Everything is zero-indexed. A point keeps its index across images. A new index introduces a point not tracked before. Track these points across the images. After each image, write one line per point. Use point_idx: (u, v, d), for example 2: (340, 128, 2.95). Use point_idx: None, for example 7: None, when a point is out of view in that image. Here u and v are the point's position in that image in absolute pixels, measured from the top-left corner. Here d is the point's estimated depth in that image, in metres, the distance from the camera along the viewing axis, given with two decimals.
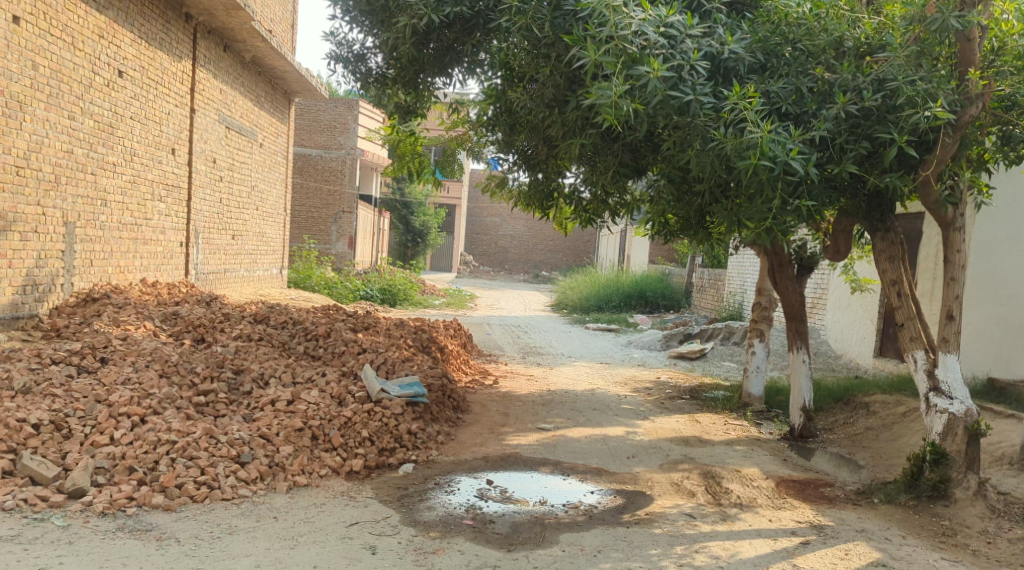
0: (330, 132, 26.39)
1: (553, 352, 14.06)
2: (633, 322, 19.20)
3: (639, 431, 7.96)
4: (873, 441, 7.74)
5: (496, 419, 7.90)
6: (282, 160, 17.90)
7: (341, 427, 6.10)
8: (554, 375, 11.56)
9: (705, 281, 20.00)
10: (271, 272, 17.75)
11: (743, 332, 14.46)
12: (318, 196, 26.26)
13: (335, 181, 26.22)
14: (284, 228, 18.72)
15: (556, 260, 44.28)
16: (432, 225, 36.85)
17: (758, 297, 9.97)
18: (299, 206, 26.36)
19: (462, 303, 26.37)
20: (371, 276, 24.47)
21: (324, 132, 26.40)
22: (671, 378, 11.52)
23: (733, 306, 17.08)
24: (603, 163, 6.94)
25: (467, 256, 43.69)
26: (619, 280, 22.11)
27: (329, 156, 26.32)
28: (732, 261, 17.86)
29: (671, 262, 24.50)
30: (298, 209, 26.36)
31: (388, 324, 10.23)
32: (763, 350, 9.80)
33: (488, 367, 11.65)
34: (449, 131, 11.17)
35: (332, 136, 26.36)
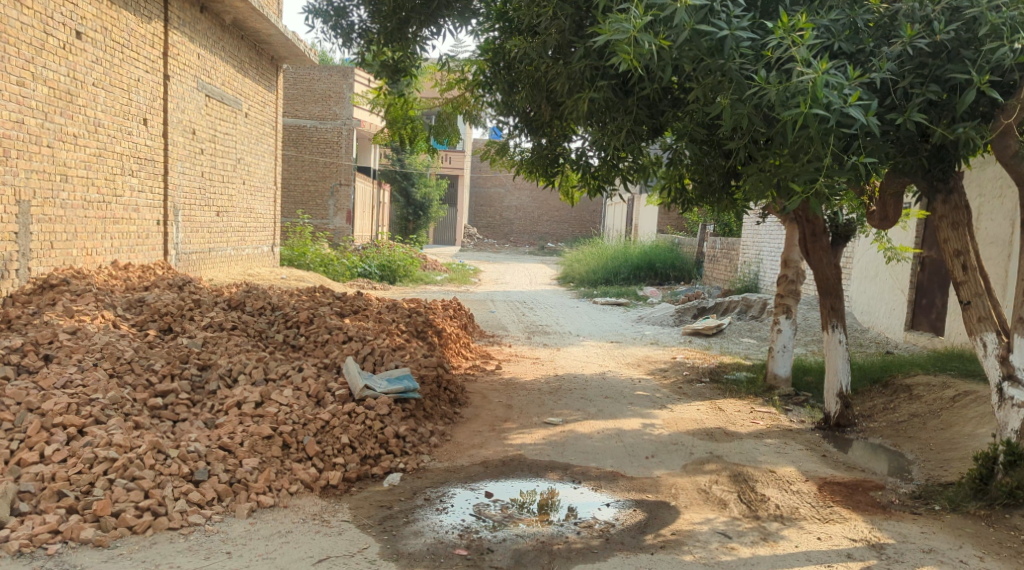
0: (324, 103, 25.36)
1: (560, 331, 13.22)
2: (643, 296, 18.37)
3: (657, 423, 7.13)
4: (920, 430, 6.90)
5: (498, 413, 7.10)
6: (269, 130, 17.09)
7: (318, 432, 5.28)
8: (561, 357, 10.75)
9: (717, 251, 19.12)
10: (260, 250, 16.99)
11: (761, 306, 13.63)
12: (313, 168, 25.35)
13: (330, 153, 25.31)
14: (274, 203, 17.94)
15: (562, 231, 43.38)
16: (434, 197, 35.96)
17: (783, 270, 9.12)
18: (294, 179, 25.45)
19: (465, 278, 25.58)
20: (370, 251, 23.67)
21: (318, 102, 25.36)
22: (687, 358, 10.69)
23: (749, 277, 16.22)
24: (616, 121, 6.05)
25: (471, 228, 42.82)
26: (627, 251, 21.26)
27: (324, 127, 25.37)
28: (747, 230, 16.98)
29: (682, 232, 23.61)
30: (293, 183, 25.50)
31: (379, 306, 9.38)
32: (790, 328, 9.00)
33: (490, 350, 10.84)
34: (444, 93, 10.21)
35: (327, 106, 25.36)
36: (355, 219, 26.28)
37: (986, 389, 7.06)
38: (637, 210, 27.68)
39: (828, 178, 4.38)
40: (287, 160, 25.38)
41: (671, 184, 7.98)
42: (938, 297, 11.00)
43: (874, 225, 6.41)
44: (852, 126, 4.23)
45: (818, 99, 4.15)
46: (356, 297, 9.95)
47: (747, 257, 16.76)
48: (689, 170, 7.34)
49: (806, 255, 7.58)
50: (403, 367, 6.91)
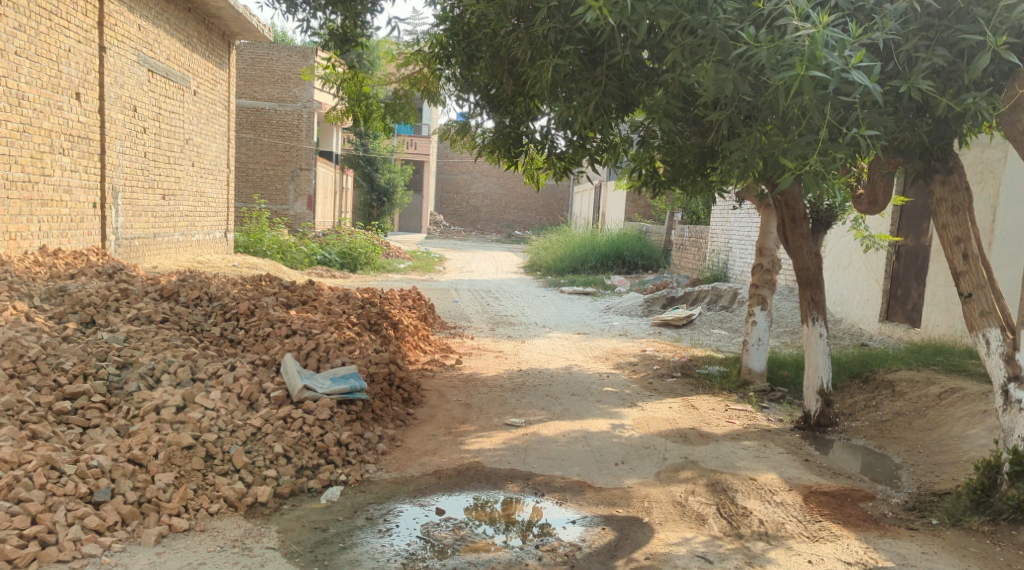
0: (283, 84, 24.37)
1: (525, 321, 12.67)
2: (611, 284, 17.89)
3: (626, 424, 6.62)
4: (906, 430, 6.46)
5: (455, 414, 6.53)
6: (221, 110, 16.35)
7: (247, 440, 4.66)
8: (526, 349, 10.20)
9: (685, 239, 18.68)
10: (210, 236, 16.28)
11: (732, 295, 13.21)
12: (272, 152, 24.47)
13: (290, 136, 24.44)
14: (227, 186, 17.20)
15: (529, 218, 42.86)
16: (398, 183, 35.18)
17: (759, 259, 8.66)
18: (252, 163, 24.54)
19: (429, 266, 24.94)
20: (331, 238, 22.93)
21: (277, 83, 24.36)
22: (657, 351, 10.20)
23: (718, 266, 15.81)
24: (585, 92, 5.48)
25: (437, 215, 42.09)
26: (595, 239, 20.77)
27: (284, 109, 24.41)
28: (716, 217, 16.54)
29: (650, 219, 23.21)
30: (251, 167, 24.63)
31: (329, 296, 8.73)
32: (764, 320, 8.55)
33: (450, 343, 10.26)
34: (401, 68, 9.51)
35: (287, 88, 24.39)
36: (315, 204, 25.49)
37: (974, 387, 6.63)
38: (605, 197, 27.20)
39: (823, 155, 3.88)
40: (244, 142, 24.44)
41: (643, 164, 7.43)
42: (914, 288, 10.64)
43: (862, 210, 5.96)
44: (851, 94, 3.73)
45: (815, 61, 3.65)
46: (307, 287, 9.29)
47: (716, 245, 16.33)
48: (662, 148, 6.81)
49: (786, 243, 7.10)
50: (350, 365, 6.30)
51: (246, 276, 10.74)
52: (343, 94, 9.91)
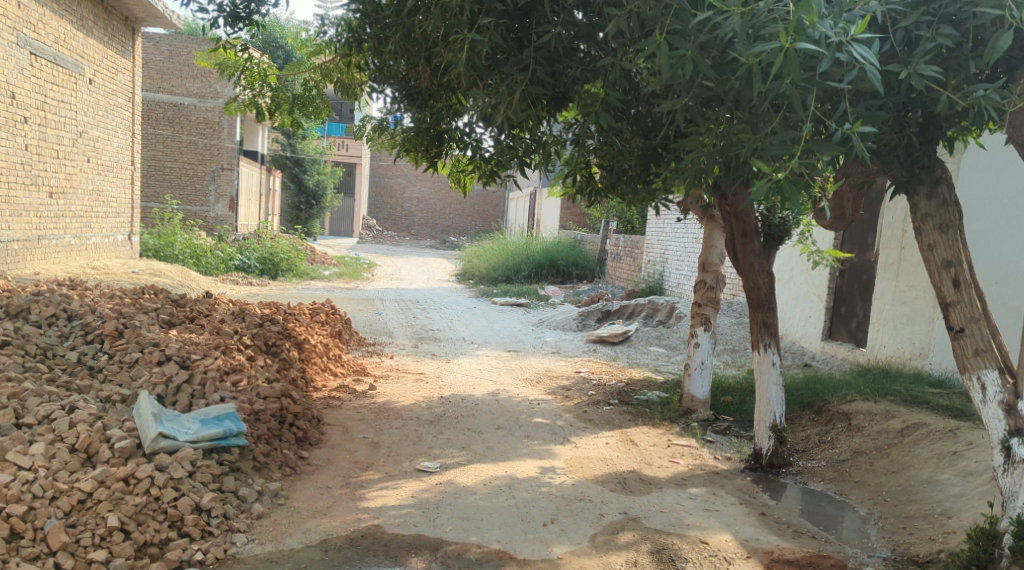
0: (204, 79, 22.77)
1: (451, 337, 11.73)
2: (544, 295, 17.09)
3: (557, 467, 5.76)
4: (868, 473, 5.76)
5: (356, 458, 5.57)
6: (123, 102, 15.27)
7: (72, 512, 3.92)
8: (450, 371, 9.25)
9: (621, 249, 17.97)
10: (109, 239, 15.01)
11: (670, 309, 12.50)
12: (191, 150, 23.00)
13: (209, 134, 22.98)
14: (130, 185, 15.97)
15: (464, 224, 41.91)
16: (328, 186, 33.83)
17: (701, 275, 7.92)
18: (169, 162, 23.02)
19: (356, 273, 23.75)
20: (250, 242, 21.62)
21: (197, 78, 22.76)
22: (591, 372, 9.38)
23: (654, 278, 15.11)
24: (508, 81, 4.70)
25: (369, 219, 40.79)
26: (529, 247, 19.94)
27: (204, 105, 22.86)
28: (652, 226, 15.84)
29: (585, 227, 22.53)
30: (167, 165, 23.09)
31: (223, 312, 7.67)
32: (709, 342, 7.82)
33: (366, 363, 9.26)
34: (311, 55, 8.51)
35: (207, 83, 22.76)
36: (238, 206, 24.08)
37: (938, 422, 5.97)
38: (540, 204, 26.38)
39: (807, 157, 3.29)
40: (161, 139, 22.87)
41: (579, 170, 6.64)
42: (859, 305, 10.06)
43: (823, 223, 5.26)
44: (845, 78, 3.24)
45: (803, 31, 3.21)
46: (199, 300, 8.19)
47: (652, 255, 15.65)
48: (597, 150, 6.05)
49: (735, 260, 6.33)
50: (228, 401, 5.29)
51: (136, 286, 9.55)
52: (248, 84, 8.81)
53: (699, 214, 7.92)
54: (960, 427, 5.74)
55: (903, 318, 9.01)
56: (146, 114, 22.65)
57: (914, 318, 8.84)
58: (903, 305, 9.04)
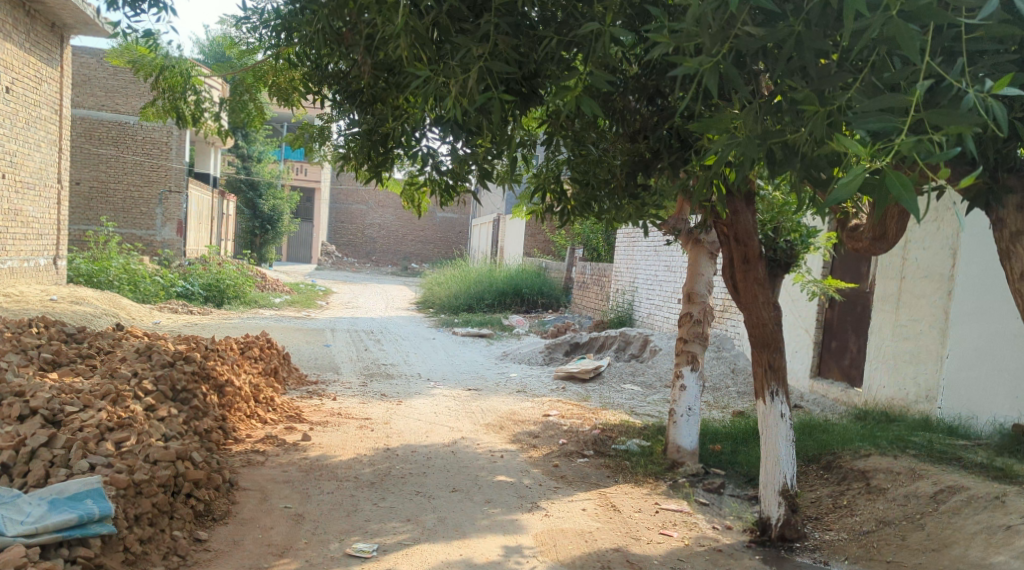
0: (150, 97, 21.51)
1: (404, 373, 10.56)
2: (508, 325, 15.99)
3: (524, 545, 4.67)
4: (899, 550, 4.75)
5: (271, 540, 4.42)
6: (47, 114, 14.30)
7: None
8: (400, 415, 8.10)
9: (587, 276, 16.98)
10: (27, 262, 13.94)
11: (642, 342, 11.42)
12: (136, 170, 21.58)
13: (155, 154, 21.61)
14: (56, 204, 14.96)
15: (426, 251, 40.75)
16: (284, 211, 32.51)
17: (686, 306, 6.91)
18: (112, 184, 21.53)
19: (309, 301, 22.44)
20: (195, 268, 20.25)
21: (143, 96, 21.49)
22: (561, 415, 8.29)
23: (623, 307, 14.09)
24: (462, 55, 3.88)
25: (328, 245, 39.40)
26: (491, 275, 18.87)
27: (150, 125, 21.46)
28: (621, 252, 14.87)
29: (549, 255, 21.53)
30: (111, 187, 21.52)
31: (129, 348, 6.49)
32: (696, 385, 6.80)
33: (303, 407, 8.06)
34: (243, 54, 7.61)
35: None
36: (186, 230, 22.66)
37: (980, 487, 4.99)
38: (504, 230, 25.35)
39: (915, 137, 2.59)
40: (104, 160, 21.32)
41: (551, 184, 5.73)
42: (851, 340, 9.02)
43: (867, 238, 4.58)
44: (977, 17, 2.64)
45: None
46: (102, 335, 7.01)
47: (621, 284, 14.66)
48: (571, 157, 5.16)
49: (734, 291, 5.32)
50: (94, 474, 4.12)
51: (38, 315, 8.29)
52: (169, 90, 7.76)
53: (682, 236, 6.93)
54: (1008, 494, 4.78)
55: (905, 356, 8.01)
56: (88, 132, 21.18)
57: (919, 357, 7.86)
58: (904, 341, 8.03)
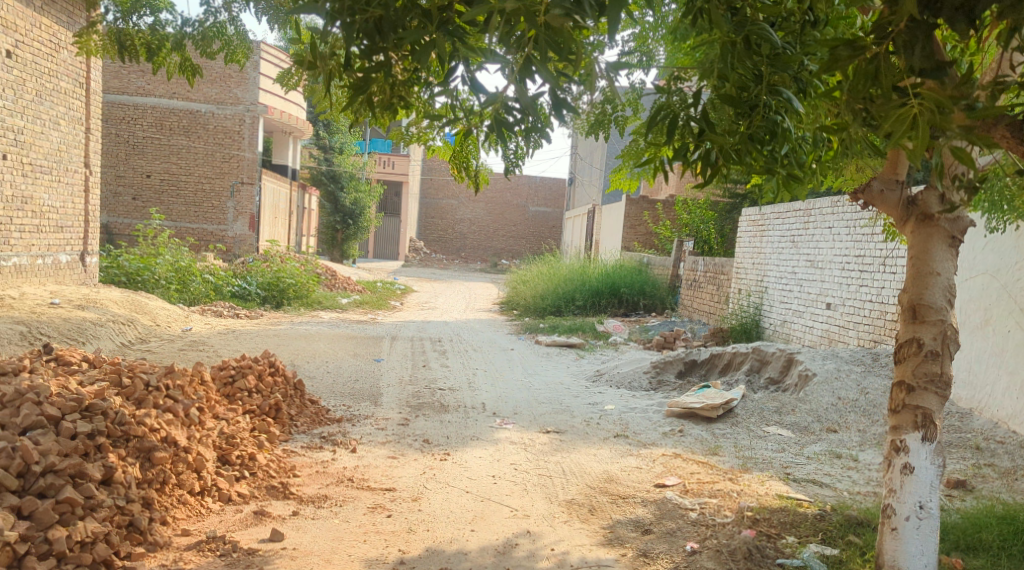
0: (222, 83, 19.38)
1: (464, 404, 7.92)
2: (603, 333, 13.14)
3: None
4: None
5: None
6: (67, 87, 12.47)
7: None
8: (439, 483, 5.45)
9: (701, 275, 13.94)
10: (37, 259, 12.01)
11: (782, 362, 8.31)
12: (207, 162, 19.57)
13: (228, 145, 19.55)
14: (80, 192, 13.13)
15: (518, 247, 38.25)
16: (367, 204, 30.36)
17: (911, 330, 3.96)
18: (183, 176, 19.57)
19: (381, 302, 20.09)
20: (255, 265, 18.11)
21: (215, 83, 19.36)
22: (684, 483, 5.46)
23: (748, 313, 11.08)
24: None
25: (416, 241, 37.32)
26: (584, 273, 16.05)
27: (222, 113, 19.47)
28: (743, 243, 11.83)
29: (654, 249, 18.50)
30: (183, 181, 19.58)
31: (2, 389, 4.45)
32: (933, 469, 3.87)
33: (300, 465, 5.66)
34: None
35: (227, 88, 19.41)
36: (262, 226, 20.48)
37: None
38: (601, 222, 22.46)
39: None
40: (175, 151, 19.43)
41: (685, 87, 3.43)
42: None
43: None
44: None
45: None
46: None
47: (745, 283, 11.60)
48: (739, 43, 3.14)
49: None
50: None
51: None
52: (118, 12, 5.93)
53: (889, 214, 4.11)
54: None
55: None
56: (159, 122, 19.26)
57: None
58: None
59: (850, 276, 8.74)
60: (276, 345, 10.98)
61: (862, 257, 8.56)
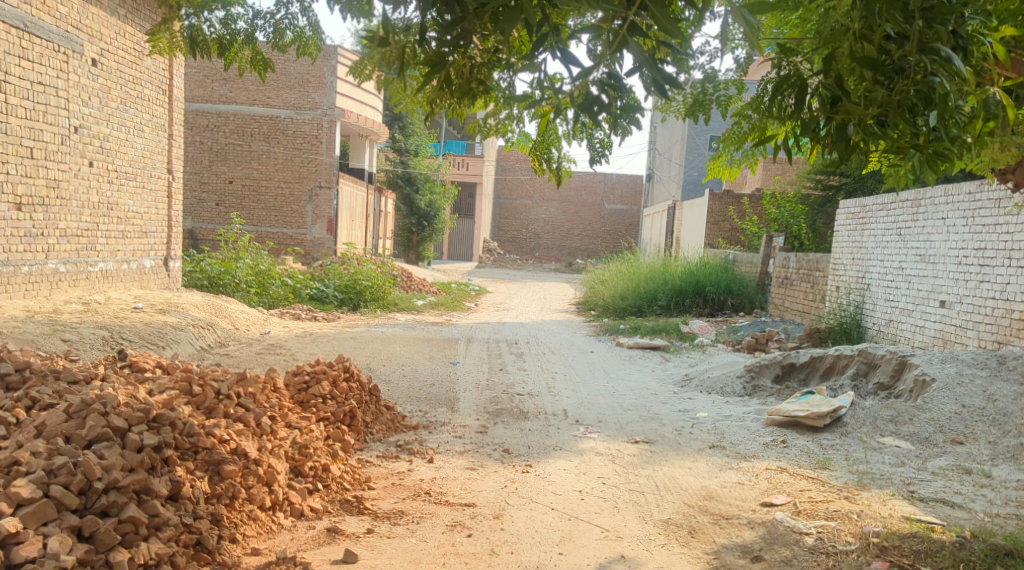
0: (301, 88, 19.49)
1: (547, 411, 7.52)
2: (689, 334, 12.55)
3: None
4: None
5: None
6: (150, 94, 12.58)
7: None
8: (523, 499, 5.06)
9: (793, 272, 13.21)
10: (122, 264, 12.13)
11: (891, 366, 7.64)
12: (286, 166, 19.69)
13: (306, 149, 19.62)
14: (162, 198, 13.24)
15: (594, 246, 37.67)
16: (442, 206, 30.27)
17: None
18: (263, 181, 19.74)
19: (457, 304, 19.87)
20: (332, 267, 18.10)
21: (295, 88, 19.47)
22: (795, 502, 4.94)
23: (848, 312, 10.37)
24: None
25: (491, 242, 37.12)
26: (666, 272, 15.46)
27: (302, 117, 19.57)
28: (842, 238, 11.09)
29: (740, 246, 17.75)
30: (262, 185, 19.75)
31: (69, 400, 4.24)
32: None
33: (375, 476, 5.35)
34: None
35: (305, 93, 19.50)
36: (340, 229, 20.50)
37: None
38: (681, 220, 21.77)
39: None
40: (255, 156, 19.60)
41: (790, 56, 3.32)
42: None
43: None
44: None
45: None
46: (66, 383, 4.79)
47: (844, 280, 10.88)
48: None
49: None
50: None
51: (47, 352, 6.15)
52: (191, 9, 5.75)
53: None
54: None
55: None
56: (240, 128, 19.47)
57: None
58: None
59: (968, 271, 8.00)
60: (353, 349, 10.78)
61: (981, 250, 7.82)
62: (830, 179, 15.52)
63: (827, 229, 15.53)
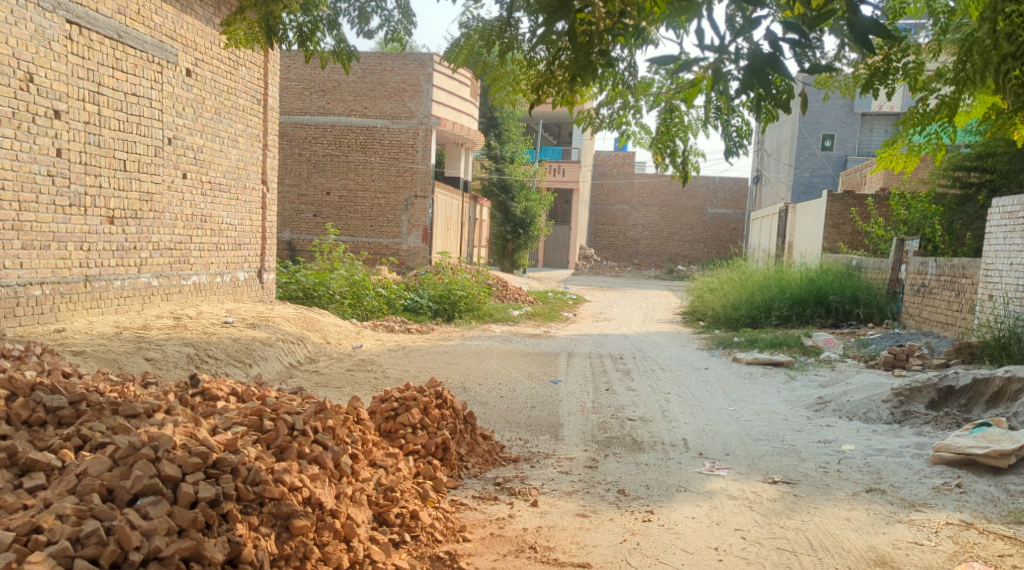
0: (397, 97, 19.04)
1: (665, 441, 6.62)
2: (814, 349, 11.37)
3: None
4: None
5: None
6: (243, 104, 12.24)
7: None
8: (654, 559, 4.21)
9: (932, 279, 11.85)
10: (214, 277, 11.83)
11: None
12: (382, 176, 19.33)
13: (403, 158, 19.22)
14: (257, 209, 12.93)
15: (696, 252, 36.25)
16: (538, 212, 29.55)
17: None
18: (360, 191, 19.44)
19: (554, 313, 19.07)
20: (427, 276, 17.61)
21: (391, 97, 19.05)
22: None
23: (1007, 326, 9.05)
24: None
25: (588, 248, 36.17)
26: (784, 280, 14.25)
27: (398, 126, 19.16)
28: (995, 241, 9.74)
29: (864, 250, 16.31)
30: (358, 195, 19.45)
31: (118, 442, 3.67)
32: None
33: (472, 523, 4.58)
34: None
35: (402, 102, 19.06)
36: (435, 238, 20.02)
37: None
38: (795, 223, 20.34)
39: None
40: (352, 166, 19.32)
41: None
42: None
43: None
44: None
45: None
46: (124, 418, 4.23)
47: (1000, 289, 9.53)
48: None
49: None
50: None
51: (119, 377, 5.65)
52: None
53: None
54: None
55: None
56: (337, 139, 19.25)
57: None
58: None
59: None
60: (449, 365, 10.10)
61: None
62: (970, 175, 13.99)
63: (966, 230, 14.01)
